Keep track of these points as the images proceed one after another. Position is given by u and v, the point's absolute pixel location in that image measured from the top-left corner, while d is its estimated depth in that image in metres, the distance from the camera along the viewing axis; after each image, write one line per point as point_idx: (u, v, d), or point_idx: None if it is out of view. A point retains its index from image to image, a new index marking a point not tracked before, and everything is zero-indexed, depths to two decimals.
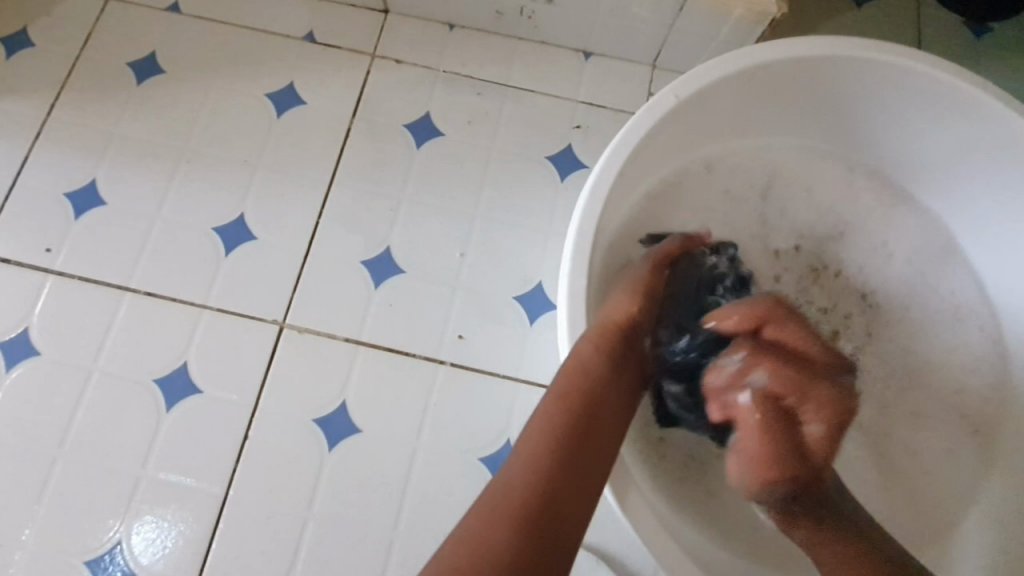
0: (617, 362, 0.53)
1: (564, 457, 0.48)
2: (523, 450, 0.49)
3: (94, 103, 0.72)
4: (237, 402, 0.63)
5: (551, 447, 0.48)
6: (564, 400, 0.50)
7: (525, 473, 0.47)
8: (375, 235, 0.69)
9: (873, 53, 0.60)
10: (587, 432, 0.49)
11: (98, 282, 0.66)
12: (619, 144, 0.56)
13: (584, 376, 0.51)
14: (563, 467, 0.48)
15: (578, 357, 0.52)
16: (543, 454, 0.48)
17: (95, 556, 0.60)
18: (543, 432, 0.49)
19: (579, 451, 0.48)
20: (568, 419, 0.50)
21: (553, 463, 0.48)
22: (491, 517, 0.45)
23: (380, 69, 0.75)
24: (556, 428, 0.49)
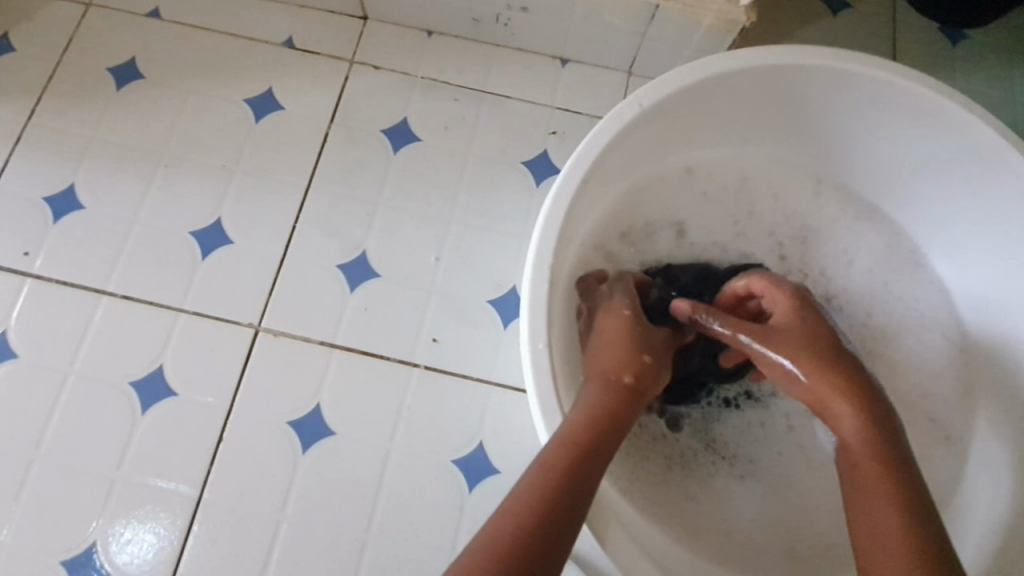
0: (621, 417, 0.51)
1: (564, 504, 0.44)
2: (520, 492, 0.45)
3: (74, 107, 0.73)
4: (213, 404, 0.64)
5: (552, 490, 0.44)
6: (568, 441, 0.47)
7: (527, 508, 0.43)
8: (352, 239, 0.69)
9: (835, 62, 0.60)
10: (586, 477, 0.46)
11: (75, 285, 0.67)
12: (583, 151, 0.57)
13: (596, 422, 0.49)
14: (561, 510, 0.44)
15: (589, 408, 0.50)
16: (546, 497, 0.44)
17: (70, 557, 0.60)
18: (544, 471, 0.46)
19: (579, 494, 0.45)
20: (570, 460, 0.46)
21: (554, 505, 0.44)
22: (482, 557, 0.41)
23: (358, 75, 0.76)
24: (556, 472, 0.46)
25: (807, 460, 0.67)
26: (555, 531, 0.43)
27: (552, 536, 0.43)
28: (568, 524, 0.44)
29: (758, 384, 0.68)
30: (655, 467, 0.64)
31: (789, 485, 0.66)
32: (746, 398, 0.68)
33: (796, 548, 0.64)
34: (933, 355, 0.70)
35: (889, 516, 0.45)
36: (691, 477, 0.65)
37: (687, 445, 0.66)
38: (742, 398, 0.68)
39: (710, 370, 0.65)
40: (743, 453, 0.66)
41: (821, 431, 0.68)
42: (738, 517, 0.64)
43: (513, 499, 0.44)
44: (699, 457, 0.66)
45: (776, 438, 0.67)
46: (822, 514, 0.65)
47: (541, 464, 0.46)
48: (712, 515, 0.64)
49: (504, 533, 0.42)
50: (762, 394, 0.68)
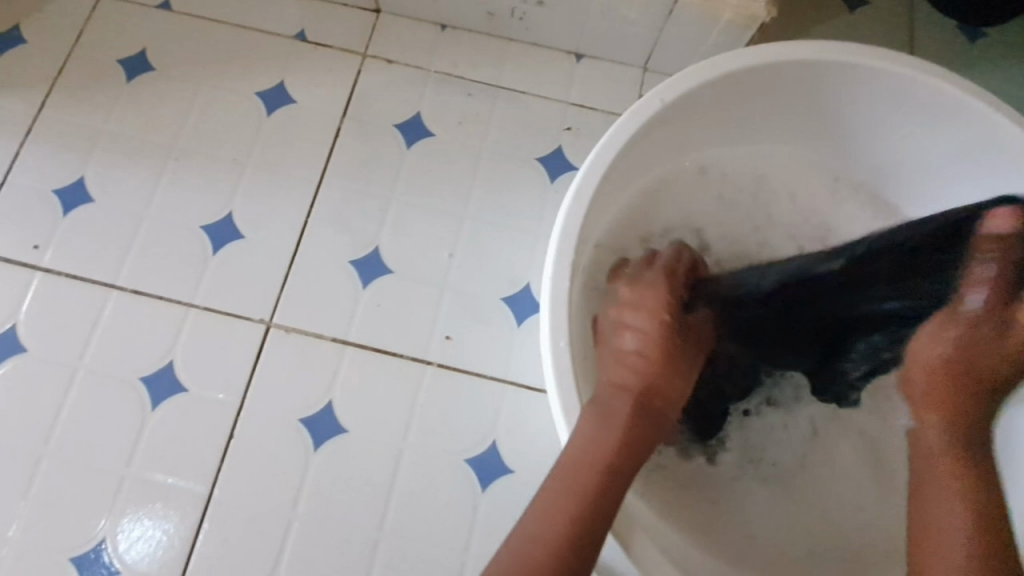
0: (643, 419, 0.51)
1: (581, 528, 0.45)
2: (534, 516, 0.46)
3: (84, 100, 0.72)
4: (224, 401, 0.63)
5: (567, 516, 0.45)
6: (581, 465, 0.47)
7: (546, 538, 0.44)
8: (364, 234, 0.69)
9: (860, 58, 0.59)
10: (602, 497, 0.46)
11: (85, 279, 0.66)
12: (604, 146, 0.56)
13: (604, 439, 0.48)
14: (587, 516, 0.45)
15: (593, 430, 0.49)
16: (565, 515, 0.45)
17: (80, 554, 0.59)
18: (558, 496, 0.46)
19: (595, 517, 0.46)
20: (581, 482, 0.47)
21: (569, 531, 0.45)
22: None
23: (371, 69, 0.75)
24: (570, 495, 0.46)
25: (826, 464, 0.66)
26: (574, 554, 0.44)
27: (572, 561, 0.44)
28: (588, 543, 0.45)
29: (777, 390, 0.66)
30: (674, 467, 0.64)
31: (810, 489, 0.65)
32: (765, 405, 0.66)
33: (816, 550, 0.63)
34: None
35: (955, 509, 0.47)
36: (711, 479, 0.64)
37: (708, 446, 0.65)
38: (761, 406, 0.66)
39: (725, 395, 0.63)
40: (761, 458, 0.65)
41: (842, 434, 0.67)
42: (756, 522, 0.63)
43: (524, 529, 0.45)
44: (720, 458, 0.65)
45: (800, 442, 0.66)
46: (843, 516, 0.64)
47: (550, 492, 0.47)
48: (729, 520, 0.63)
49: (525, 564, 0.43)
50: (787, 399, 0.66)
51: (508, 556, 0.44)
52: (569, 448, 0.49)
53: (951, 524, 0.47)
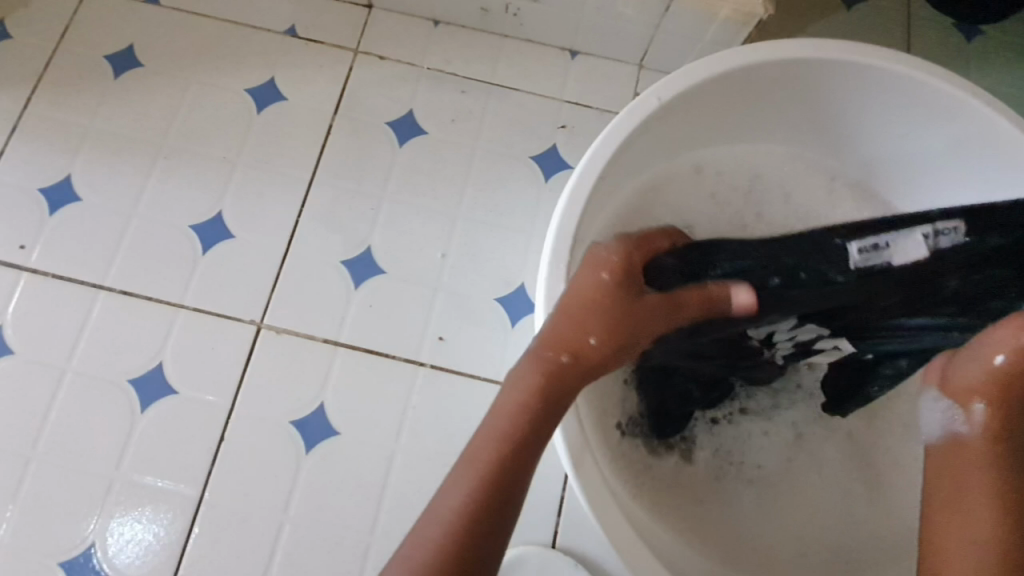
0: (566, 399, 0.45)
1: (499, 503, 0.41)
2: (448, 494, 0.42)
3: (70, 96, 0.71)
4: (214, 403, 0.62)
5: (483, 492, 0.41)
6: (499, 435, 0.43)
7: (455, 520, 0.40)
8: (356, 234, 0.68)
9: (859, 57, 0.59)
10: (522, 467, 0.43)
11: (72, 279, 0.65)
12: (599, 146, 0.56)
13: (526, 409, 0.44)
14: (495, 508, 0.41)
15: (523, 392, 0.44)
16: (471, 509, 0.41)
17: (69, 558, 0.59)
18: (473, 472, 0.42)
19: (513, 490, 0.42)
20: (500, 455, 0.42)
21: (485, 508, 0.41)
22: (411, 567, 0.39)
23: (364, 66, 0.74)
24: (485, 469, 0.42)
25: (816, 465, 0.66)
26: (489, 531, 0.40)
27: (486, 536, 0.40)
28: (506, 516, 0.41)
29: (746, 397, 0.66)
30: (659, 469, 0.63)
31: (795, 493, 0.65)
32: (739, 414, 0.66)
33: (803, 551, 0.63)
34: None
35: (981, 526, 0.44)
36: (693, 481, 0.64)
37: (685, 448, 0.65)
38: (734, 413, 0.66)
39: (693, 399, 0.62)
40: (751, 460, 0.65)
41: (826, 437, 0.67)
42: (747, 524, 0.63)
43: (437, 513, 0.41)
44: (698, 461, 0.65)
45: (781, 445, 0.66)
46: (829, 518, 0.64)
47: (466, 468, 0.42)
48: (722, 523, 0.63)
49: (434, 546, 0.40)
50: (762, 406, 0.66)
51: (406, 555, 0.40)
52: (489, 418, 0.44)
53: (978, 535, 0.44)
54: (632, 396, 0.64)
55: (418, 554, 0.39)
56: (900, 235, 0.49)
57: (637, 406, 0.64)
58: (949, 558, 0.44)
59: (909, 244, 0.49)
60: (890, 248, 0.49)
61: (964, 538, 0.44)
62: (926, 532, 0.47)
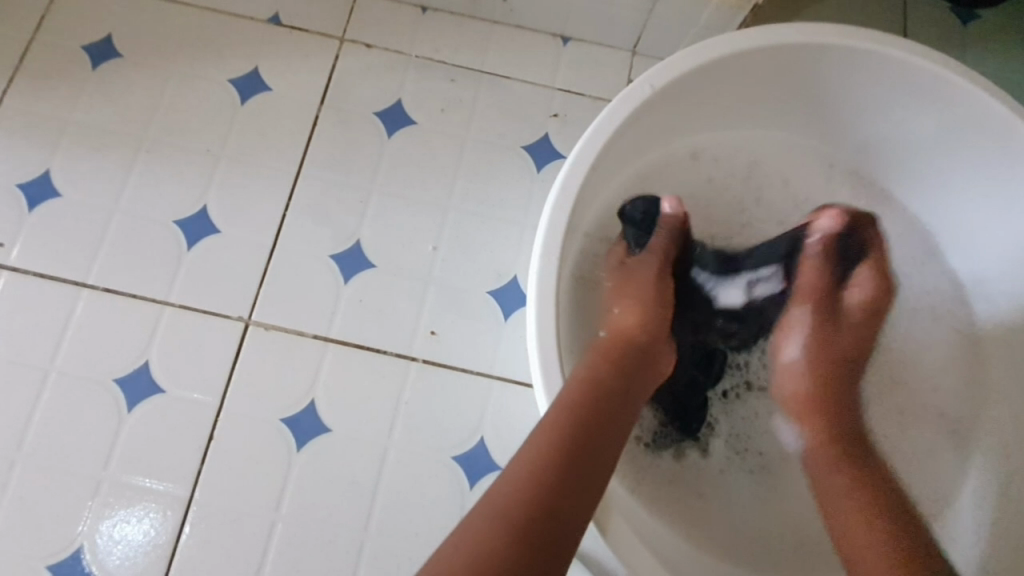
0: (629, 377, 0.51)
1: (574, 474, 0.44)
2: (521, 462, 0.45)
3: (47, 88, 0.69)
4: (202, 401, 0.61)
5: (556, 462, 0.44)
6: (568, 414, 0.47)
7: (531, 490, 0.43)
8: (345, 228, 0.66)
9: (855, 43, 0.58)
10: (590, 455, 0.45)
11: (54, 278, 0.64)
12: (591, 136, 0.54)
13: (591, 386, 0.49)
14: (576, 466, 0.44)
15: (587, 369, 0.50)
16: (554, 463, 0.44)
17: (57, 560, 0.58)
18: (546, 441, 0.45)
19: (584, 465, 0.45)
20: (570, 432, 0.46)
21: (559, 476, 0.44)
22: (494, 522, 0.41)
23: (350, 55, 0.72)
24: (559, 447, 0.45)
25: None
26: (561, 501, 0.43)
27: (560, 515, 0.42)
28: (581, 493, 0.44)
29: (753, 372, 0.65)
30: (657, 460, 0.62)
31: (794, 481, 0.64)
32: (744, 388, 0.65)
33: (798, 542, 0.62)
34: (945, 346, 0.66)
35: (844, 505, 0.52)
36: (700, 474, 0.63)
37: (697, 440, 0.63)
38: (739, 388, 0.65)
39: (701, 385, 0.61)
40: (753, 445, 0.64)
41: None
42: (744, 513, 0.63)
43: (508, 478, 0.44)
44: (714, 454, 0.64)
45: None
46: None
47: (535, 441, 0.46)
48: (719, 512, 0.62)
49: (515, 503, 0.42)
50: (765, 381, 0.65)
51: (491, 502, 0.42)
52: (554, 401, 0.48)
53: (870, 520, 0.50)
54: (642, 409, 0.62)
55: (499, 516, 0.41)
56: (724, 285, 0.63)
57: (654, 418, 0.63)
58: (854, 543, 0.50)
59: (729, 294, 0.62)
60: (715, 292, 0.62)
61: (858, 523, 0.50)
62: (835, 532, 0.52)
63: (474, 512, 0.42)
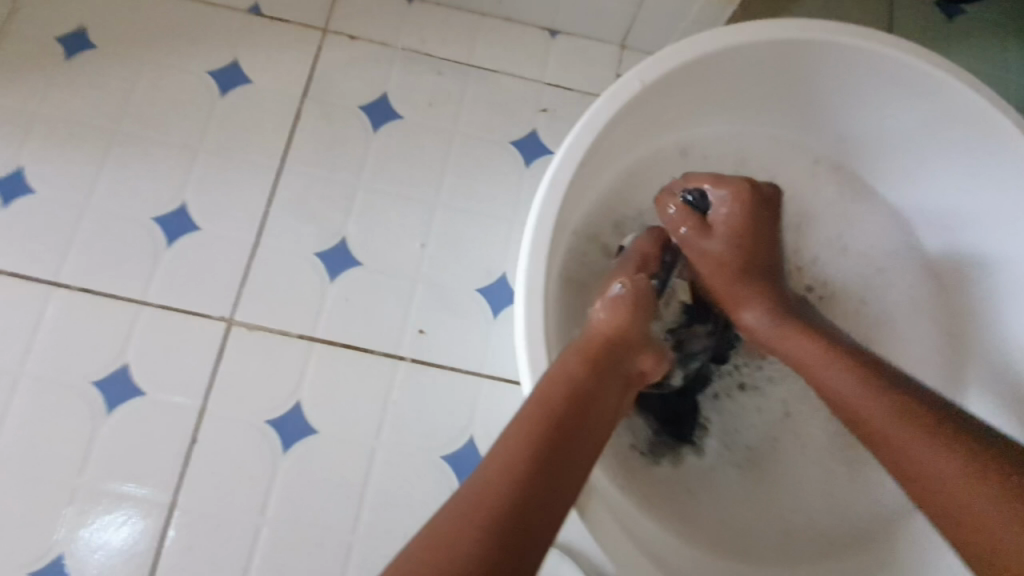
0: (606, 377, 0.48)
1: (544, 481, 0.40)
2: (490, 464, 0.41)
3: (16, 80, 0.66)
4: (184, 403, 0.60)
5: (525, 465, 0.41)
6: (539, 415, 0.43)
7: (506, 484, 0.40)
8: (330, 225, 0.65)
9: (843, 37, 0.57)
10: (564, 462, 0.42)
11: (26, 278, 0.61)
12: (580, 131, 0.53)
13: (564, 387, 0.45)
14: (545, 470, 0.41)
15: (561, 369, 0.46)
16: (523, 464, 0.41)
17: (33, 569, 0.56)
18: (515, 442, 0.42)
19: (554, 469, 0.41)
20: (540, 435, 0.42)
21: (526, 481, 0.40)
22: (458, 529, 0.37)
23: (333, 47, 0.70)
24: (522, 450, 0.41)
25: (806, 449, 0.65)
26: (527, 508, 0.39)
27: (532, 521, 0.39)
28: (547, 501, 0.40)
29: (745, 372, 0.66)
30: (648, 458, 0.62)
31: (785, 478, 0.64)
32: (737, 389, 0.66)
33: (791, 540, 0.62)
34: (930, 341, 0.67)
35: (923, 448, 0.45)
36: (693, 474, 0.63)
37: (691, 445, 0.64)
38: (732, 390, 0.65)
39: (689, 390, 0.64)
40: (744, 446, 0.65)
41: (818, 418, 0.66)
42: (736, 512, 0.63)
43: (478, 482, 0.40)
44: (707, 453, 0.64)
45: (775, 425, 0.65)
46: (816, 503, 0.64)
47: (505, 441, 0.42)
48: (712, 511, 0.62)
49: (477, 508, 0.38)
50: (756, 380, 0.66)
51: (453, 506, 0.39)
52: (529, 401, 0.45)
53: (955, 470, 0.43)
54: (636, 419, 0.63)
55: (472, 509, 0.38)
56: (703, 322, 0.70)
57: (648, 426, 0.63)
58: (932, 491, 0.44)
59: None
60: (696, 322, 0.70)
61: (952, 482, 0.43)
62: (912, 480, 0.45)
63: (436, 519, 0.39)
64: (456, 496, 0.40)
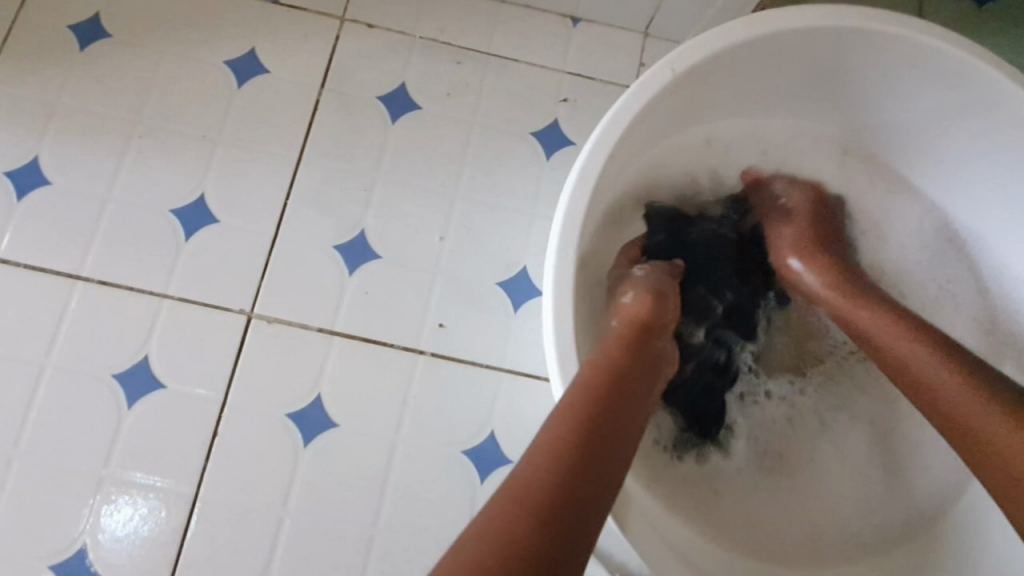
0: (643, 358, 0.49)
1: (589, 464, 0.42)
2: (537, 447, 0.42)
3: (33, 70, 0.65)
4: (205, 396, 0.60)
5: (571, 449, 0.42)
6: (581, 400, 0.44)
7: (546, 481, 0.40)
8: (349, 217, 0.64)
9: (883, 24, 0.55)
10: (609, 443, 0.43)
11: (46, 270, 0.61)
12: (609, 123, 0.52)
13: (605, 373, 0.47)
14: (591, 453, 0.42)
15: (600, 359, 0.48)
16: (568, 447, 0.42)
17: (59, 559, 0.57)
18: (561, 427, 0.43)
19: (599, 452, 0.43)
20: (584, 418, 0.44)
21: (573, 465, 0.41)
22: (507, 510, 0.39)
23: (351, 35, 0.69)
24: (568, 432, 0.43)
25: (831, 446, 0.65)
26: (575, 490, 0.40)
27: (580, 500, 0.40)
28: (592, 481, 0.41)
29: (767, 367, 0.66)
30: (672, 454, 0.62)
31: (809, 475, 0.64)
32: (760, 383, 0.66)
33: (818, 537, 0.62)
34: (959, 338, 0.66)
35: (961, 393, 0.49)
36: (717, 471, 0.63)
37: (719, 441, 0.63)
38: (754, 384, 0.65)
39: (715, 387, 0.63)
40: (770, 442, 0.64)
41: (843, 415, 0.65)
42: (761, 509, 0.62)
43: (525, 467, 0.41)
44: (735, 451, 0.64)
45: (800, 421, 0.65)
46: (840, 501, 0.63)
47: (550, 427, 0.43)
48: (736, 508, 0.62)
49: (529, 492, 0.40)
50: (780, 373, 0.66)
51: (505, 491, 0.40)
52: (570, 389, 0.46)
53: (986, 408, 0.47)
54: (660, 415, 0.62)
55: (514, 501, 0.39)
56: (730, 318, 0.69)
57: (673, 424, 0.62)
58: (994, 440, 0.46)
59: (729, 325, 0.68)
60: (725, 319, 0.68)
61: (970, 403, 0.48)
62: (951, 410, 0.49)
63: (490, 506, 0.40)
64: (506, 482, 0.41)
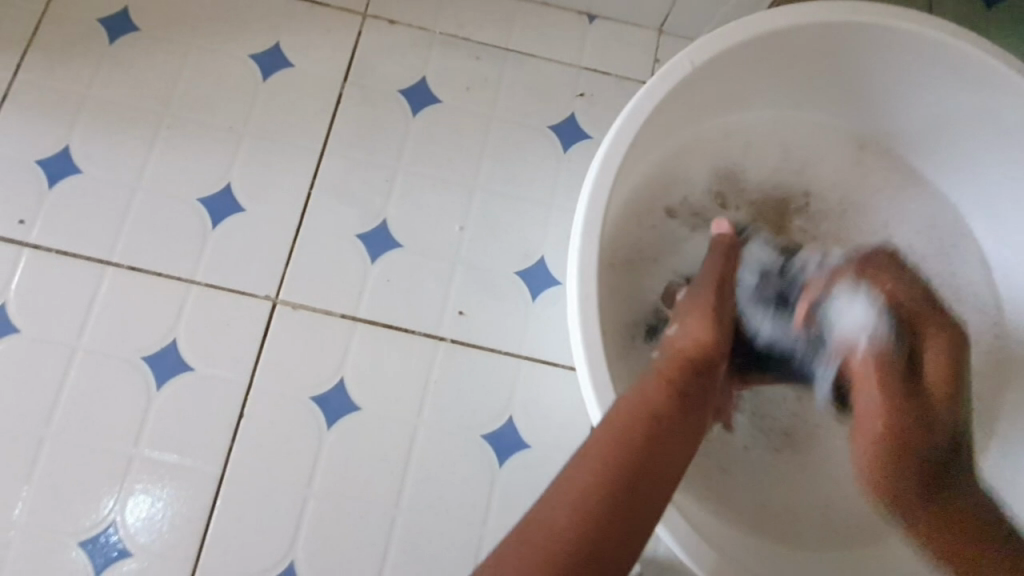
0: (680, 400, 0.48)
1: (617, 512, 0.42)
2: (575, 480, 0.43)
3: (64, 62, 0.67)
4: (232, 380, 0.61)
5: (603, 488, 0.42)
6: (618, 435, 0.45)
7: (571, 517, 0.41)
8: (372, 207, 0.66)
9: (895, 20, 0.57)
10: (641, 492, 0.43)
11: (77, 256, 0.63)
12: (630, 113, 0.54)
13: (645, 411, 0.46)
14: (621, 497, 0.42)
15: (641, 395, 0.47)
16: (603, 488, 0.42)
17: (89, 537, 0.58)
18: (596, 464, 0.43)
19: (627, 496, 0.42)
20: (620, 459, 0.44)
21: (603, 511, 0.41)
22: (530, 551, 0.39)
23: (374, 31, 0.70)
24: (602, 472, 0.43)
25: (838, 433, 0.67)
26: (596, 539, 0.40)
27: (599, 541, 0.40)
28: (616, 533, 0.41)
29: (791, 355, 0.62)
30: None
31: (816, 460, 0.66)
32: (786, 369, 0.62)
33: (826, 519, 0.63)
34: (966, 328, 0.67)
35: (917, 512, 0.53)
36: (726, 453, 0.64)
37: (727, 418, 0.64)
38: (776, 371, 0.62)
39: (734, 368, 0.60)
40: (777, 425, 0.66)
41: None
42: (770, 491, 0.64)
43: (553, 501, 0.42)
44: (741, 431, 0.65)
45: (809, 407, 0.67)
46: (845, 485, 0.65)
47: (585, 462, 0.44)
48: (746, 491, 0.63)
49: (559, 531, 0.40)
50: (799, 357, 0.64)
51: (530, 524, 0.41)
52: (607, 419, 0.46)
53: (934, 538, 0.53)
54: None
55: (540, 530, 0.40)
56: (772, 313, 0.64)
57: None
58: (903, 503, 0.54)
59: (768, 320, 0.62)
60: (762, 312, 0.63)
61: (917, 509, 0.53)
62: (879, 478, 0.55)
63: (514, 535, 0.41)
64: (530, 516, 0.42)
